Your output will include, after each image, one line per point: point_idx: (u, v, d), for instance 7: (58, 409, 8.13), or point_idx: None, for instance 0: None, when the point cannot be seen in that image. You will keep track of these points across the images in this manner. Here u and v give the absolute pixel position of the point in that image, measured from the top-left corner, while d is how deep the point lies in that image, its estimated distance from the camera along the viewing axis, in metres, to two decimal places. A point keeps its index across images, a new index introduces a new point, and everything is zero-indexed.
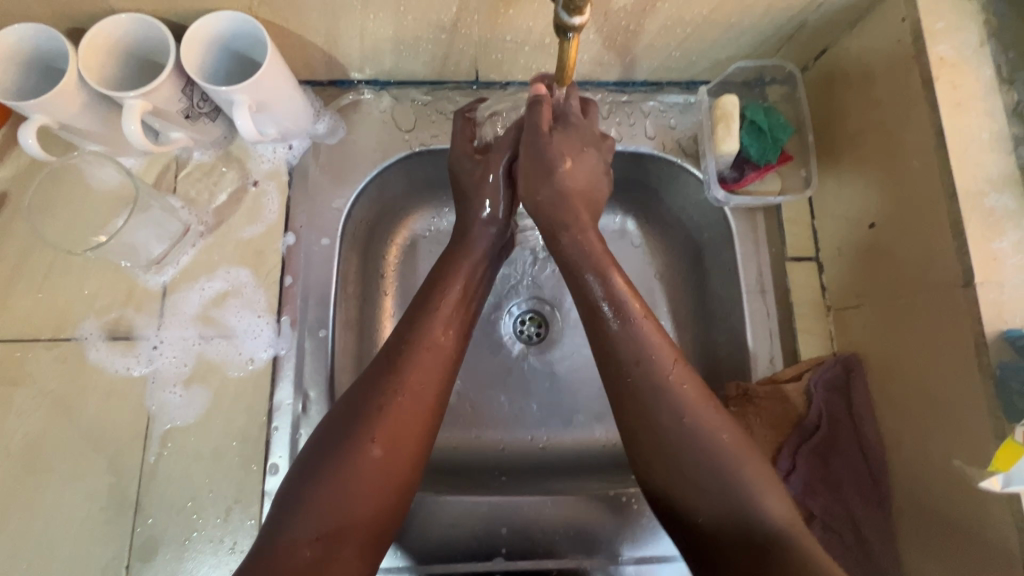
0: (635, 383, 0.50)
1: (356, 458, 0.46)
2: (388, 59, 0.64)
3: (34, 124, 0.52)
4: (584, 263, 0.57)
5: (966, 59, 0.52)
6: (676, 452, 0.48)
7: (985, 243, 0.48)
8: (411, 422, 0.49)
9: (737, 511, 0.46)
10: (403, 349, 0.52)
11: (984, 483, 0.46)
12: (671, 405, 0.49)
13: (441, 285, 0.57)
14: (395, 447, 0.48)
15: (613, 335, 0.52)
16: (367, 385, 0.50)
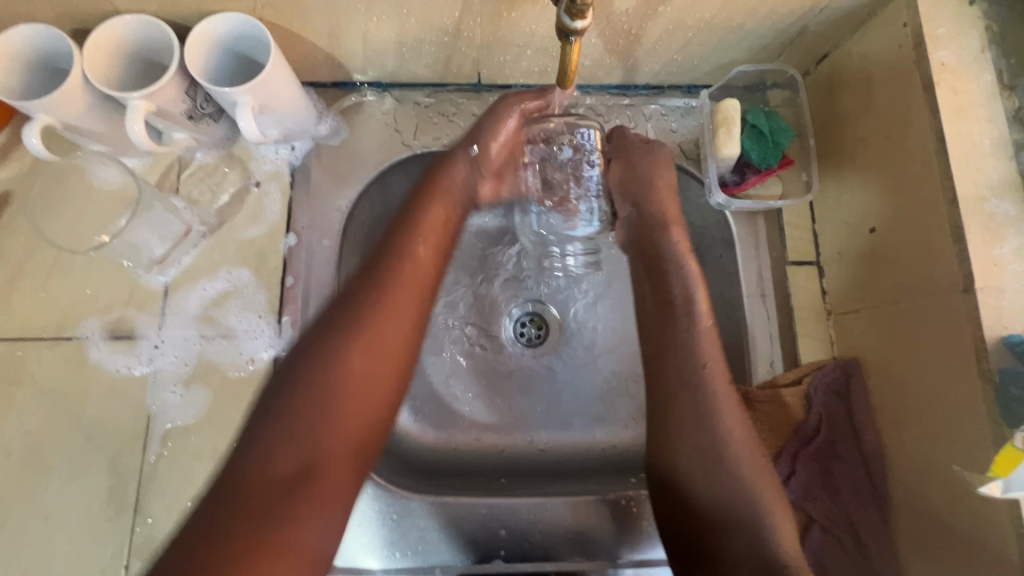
0: (676, 391, 0.55)
1: (338, 355, 0.47)
2: (391, 61, 0.64)
3: (39, 124, 0.52)
4: (669, 256, 0.60)
5: (967, 65, 0.52)
6: (695, 465, 0.52)
7: (985, 248, 0.48)
8: (392, 323, 0.50)
9: (750, 525, 0.50)
10: (380, 267, 0.52)
11: (984, 488, 0.46)
12: (712, 412, 0.53)
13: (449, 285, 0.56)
14: (380, 344, 0.49)
15: (679, 337, 0.56)
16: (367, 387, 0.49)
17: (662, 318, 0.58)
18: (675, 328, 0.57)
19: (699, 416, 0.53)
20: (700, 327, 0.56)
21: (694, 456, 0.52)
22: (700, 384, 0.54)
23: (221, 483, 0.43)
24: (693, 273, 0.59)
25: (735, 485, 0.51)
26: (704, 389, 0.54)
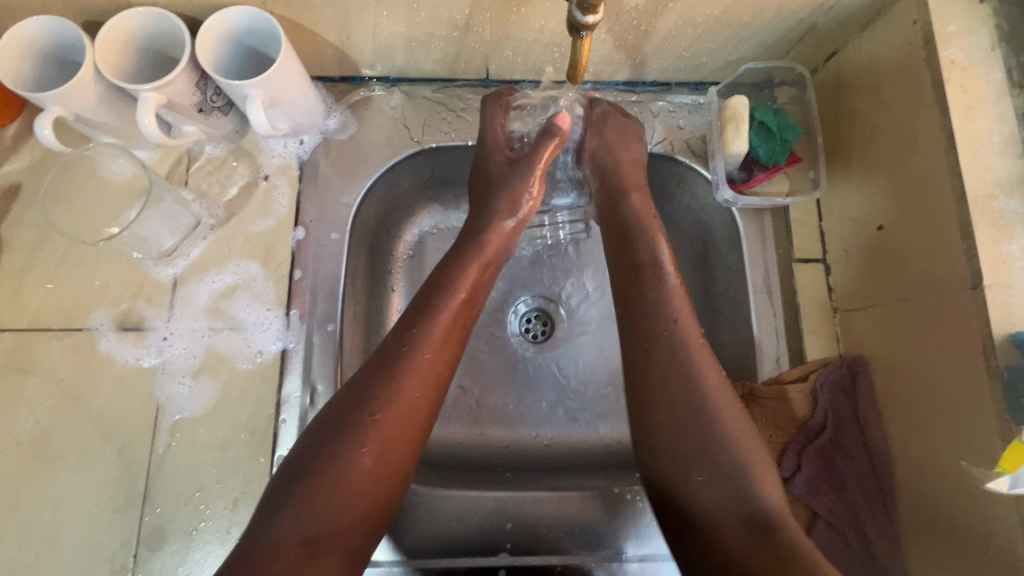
0: (660, 348, 0.53)
1: (348, 461, 0.46)
2: (400, 56, 0.64)
3: (50, 115, 0.52)
4: (621, 250, 0.60)
5: (976, 63, 0.52)
6: (682, 421, 0.50)
7: (994, 245, 0.48)
8: (402, 434, 0.49)
9: (733, 488, 0.47)
10: (393, 354, 0.51)
11: (991, 484, 0.45)
12: (696, 389, 0.51)
13: (446, 285, 0.56)
14: (388, 450, 0.48)
15: (650, 294, 0.56)
16: (359, 390, 0.49)
17: (634, 280, 0.57)
18: (657, 291, 0.56)
19: (681, 369, 0.52)
20: (675, 295, 0.56)
21: (677, 411, 0.51)
22: (684, 343, 0.53)
23: (243, 547, 0.44)
24: (658, 239, 0.59)
25: (719, 442, 0.49)
26: (687, 349, 0.53)
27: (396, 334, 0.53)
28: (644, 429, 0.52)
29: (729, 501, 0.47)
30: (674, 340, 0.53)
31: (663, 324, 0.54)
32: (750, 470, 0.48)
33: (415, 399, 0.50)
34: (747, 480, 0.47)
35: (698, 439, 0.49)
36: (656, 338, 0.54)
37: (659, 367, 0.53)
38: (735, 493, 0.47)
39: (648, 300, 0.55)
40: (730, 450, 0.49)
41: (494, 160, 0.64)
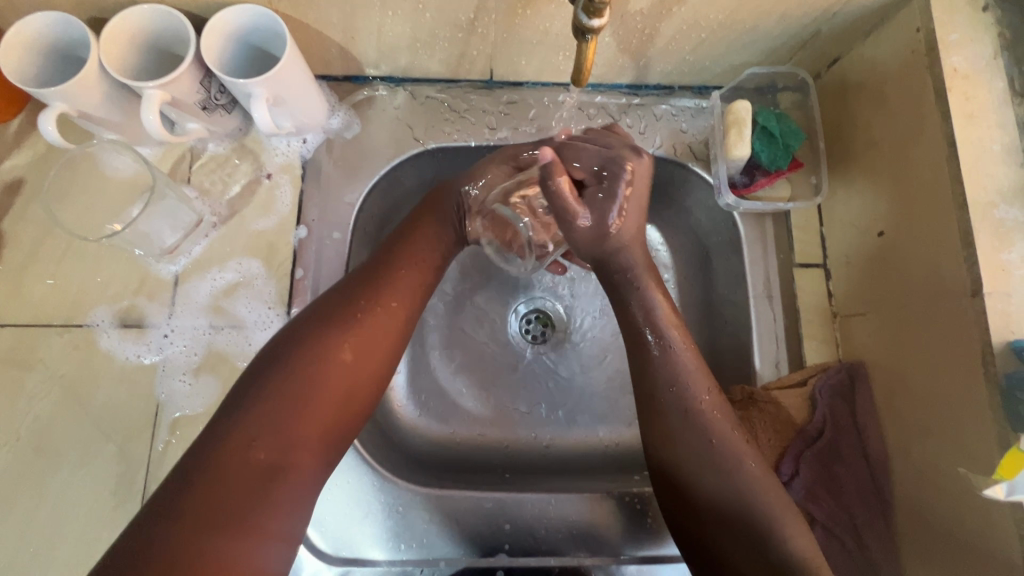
0: (669, 415, 0.50)
1: (325, 356, 0.47)
2: (404, 57, 0.64)
3: (55, 112, 0.52)
4: (626, 279, 0.54)
5: (978, 71, 0.52)
6: (710, 493, 0.47)
7: (994, 253, 0.48)
8: (384, 338, 0.50)
9: (762, 541, 0.45)
10: (373, 271, 0.53)
11: (989, 491, 0.47)
12: (698, 423, 0.49)
13: (424, 221, 0.58)
14: (367, 354, 0.49)
15: (656, 363, 0.51)
16: (338, 305, 0.50)
17: (633, 347, 0.52)
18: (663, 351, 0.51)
19: (698, 435, 0.49)
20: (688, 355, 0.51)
21: (699, 485, 0.48)
22: (696, 411, 0.49)
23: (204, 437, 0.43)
24: (655, 292, 0.53)
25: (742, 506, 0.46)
26: (701, 414, 0.49)
27: (377, 261, 0.54)
28: (666, 489, 0.50)
29: (744, 538, 0.46)
30: (676, 380, 0.50)
31: (668, 366, 0.51)
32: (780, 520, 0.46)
33: (391, 314, 0.51)
34: (760, 509, 0.46)
35: (704, 478, 0.48)
36: (664, 412, 0.50)
37: (659, 408, 0.50)
38: (749, 528, 0.46)
39: (651, 341, 0.52)
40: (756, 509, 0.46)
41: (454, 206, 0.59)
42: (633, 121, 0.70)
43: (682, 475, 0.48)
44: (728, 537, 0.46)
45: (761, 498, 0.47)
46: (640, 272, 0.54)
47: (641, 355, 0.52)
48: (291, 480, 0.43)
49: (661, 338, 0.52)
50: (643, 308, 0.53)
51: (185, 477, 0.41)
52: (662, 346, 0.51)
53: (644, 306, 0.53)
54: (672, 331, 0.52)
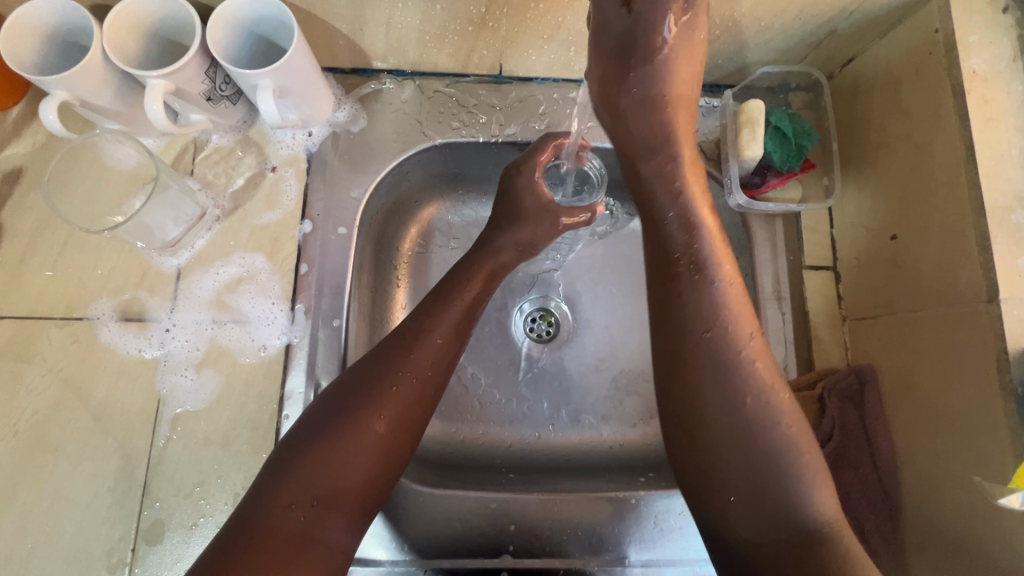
0: (693, 353, 0.46)
1: (360, 427, 0.48)
2: (413, 50, 0.63)
3: (55, 100, 0.51)
4: (660, 191, 0.52)
5: (998, 74, 0.52)
6: (726, 454, 0.44)
7: (1011, 259, 0.48)
8: (414, 404, 0.51)
9: (776, 515, 0.42)
10: (406, 334, 0.53)
11: (1003, 500, 0.45)
12: (737, 371, 0.45)
13: (463, 280, 0.59)
14: (400, 422, 0.50)
15: (696, 292, 0.48)
16: (378, 364, 0.51)
17: (665, 277, 0.49)
18: (701, 286, 0.48)
19: (726, 381, 0.45)
20: (724, 288, 0.48)
21: (715, 420, 0.45)
22: (737, 357, 0.46)
23: (252, 501, 0.46)
24: (688, 199, 0.51)
25: (763, 464, 0.43)
26: (734, 353, 0.46)
27: (415, 318, 0.55)
28: (686, 448, 0.46)
29: (759, 512, 0.42)
30: (711, 322, 0.47)
31: (703, 301, 0.47)
32: (803, 480, 0.43)
33: (425, 377, 0.52)
34: (778, 480, 0.43)
35: (729, 439, 0.44)
36: (688, 348, 0.47)
37: (689, 347, 0.47)
38: (764, 502, 0.43)
39: (689, 269, 0.48)
40: (782, 468, 0.43)
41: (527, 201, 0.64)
42: None
43: (699, 434, 0.45)
44: (735, 489, 0.44)
45: (784, 453, 0.43)
46: (681, 210, 0.51)
47: (674, 287, 0.48)
48: (333, 535, 0.46)
49: (702, 266, 0.49)
50: (684, 230, 0.50)
51: (235, 533, 0.44)
52: (699, 270, 0.48)
53: (685, 227, 0.50)
54: (712, 246, 0.49)
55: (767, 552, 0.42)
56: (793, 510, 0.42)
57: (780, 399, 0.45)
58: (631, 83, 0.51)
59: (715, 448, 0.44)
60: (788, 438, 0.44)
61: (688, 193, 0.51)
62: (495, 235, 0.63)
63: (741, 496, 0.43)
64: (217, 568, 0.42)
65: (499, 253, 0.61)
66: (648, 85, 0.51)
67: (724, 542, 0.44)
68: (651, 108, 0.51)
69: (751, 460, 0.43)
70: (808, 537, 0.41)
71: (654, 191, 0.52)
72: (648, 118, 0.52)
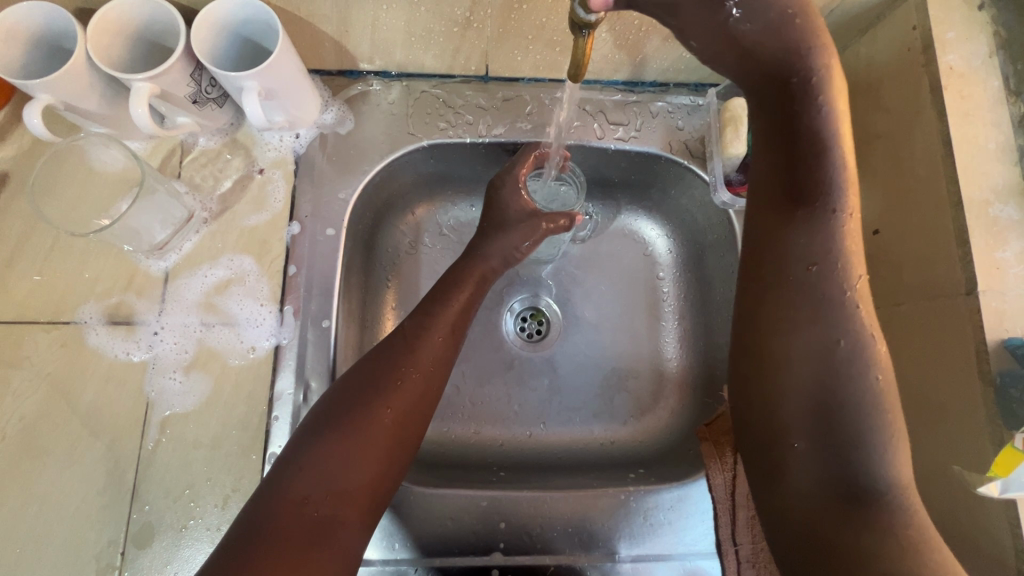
0: (788, 300, 0.45)
1: (368, 421, 0.49)
2: (399, 51, 0.64)
3: (39, 104, 0.51)
4: (805, 112, 0.45)
5: (974, 69, 0.52)
6: (796, 410, 0.44)
7: (988, 252, 0.49)
8: (420, 398, 0.52)
9: (842, 476, 0.42)
10: (408, 330, 0.55)
11: (983, 488, 0.46)
12: (829, 324, 0.44)
13: (456, 281, 0.60)
14: (408, 415, 0.51)
15: (805, 221, 0.45)
16: (381, 362, 0.53)
17: (775, 201, 0.47)
18: (814, 216, 0.45)
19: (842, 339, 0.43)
20: (844, 220, 0.45)
21: (795, 366, 0.44)
22: (834, 301, 0.44)
23: (263, 498, 0.46)
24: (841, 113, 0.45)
25: (856, 424, 0.42)
26: (840, 292, 0.44)
27: (414, 317, 0.56)
28: (756, 386, 0.46)
29: (826, 471, 0.43)
30: (819, 260, 0.45)
31: (817, 241, 0.45)
32: (880, 442, 0.42)
33: (430, 370, 0.54)
34: (858, 443, 0.42)
35: (811, 388, 0.44)
36: (785, 283, 0.46)
37: (786, 285, 0.46)
38: (837, 465, 0.42)
39: (799, 201, 0.46)
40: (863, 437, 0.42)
41: (511, 210, 0.65)
42: (629, 119, 0.70)
43: (768, 378, 0.46)
44: (804, 446, 0.44)
45: (874, 412, 0.42)
46: (832, 125, 0.45)
47: (782, 216, 0.47)
48: (347, 528, 0.47)
49: (822, 195, 0.45)
50: (818, 150, 0.45)
51: (250, 529, 0.45)
52: (819, 202, 0.45)
53: (817, 150, 0.45)
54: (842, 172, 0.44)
55: (818, 515, 0.42)
56: (852, 475, 0.42)
57: (880, 355, 0.43)
58: (731, 26, 0.44)
59: (795, 398, 0.44)
60: (878, 396, 0.42)
61: (831, 108, 0.45)
62: (481, 242, 0.64)
63: (805, 451, 0.43)
64: (231, 567, 0.43)
65: (485, 259, 0.62)
66: (771, 1, 0.43)
67: (789, 508, 0.44)
68: (789, 29, 0.44)
69: (839, 420, 0.42)
70: (862, 501, 0.41)
71: (788, 104, 0.45)
72: (784, 31, 0.43)
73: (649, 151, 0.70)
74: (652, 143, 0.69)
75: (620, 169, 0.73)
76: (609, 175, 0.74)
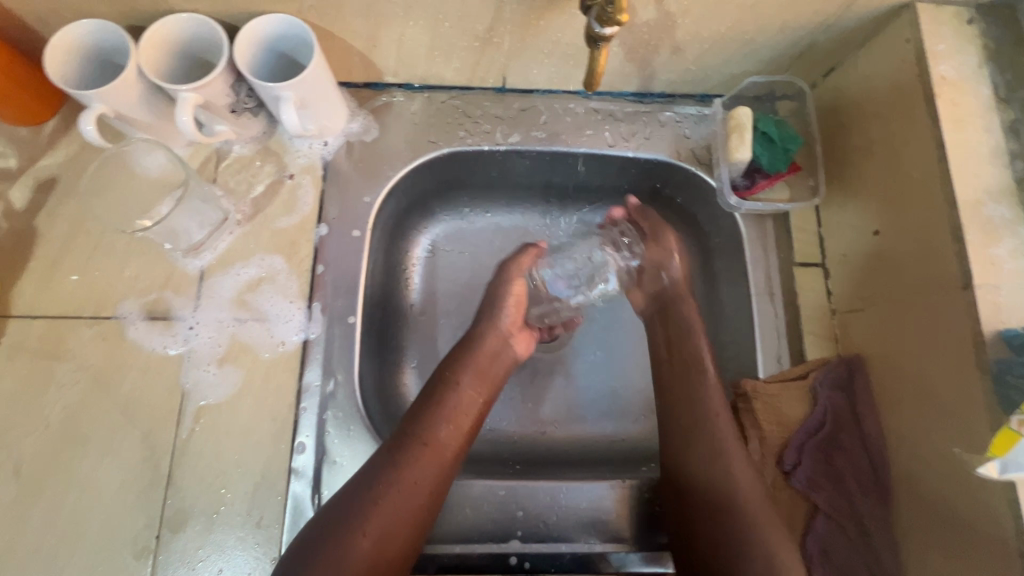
0: (700, 432, 0.60)
1: (346, 542, 0.50)
2: (422, 64, 0.68)
3: (94, 112, 0.55)
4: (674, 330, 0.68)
5: (965, 79, 0.56)
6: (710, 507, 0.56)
7: (983, 248, 0.51)
8: (407, 517, 0.53)
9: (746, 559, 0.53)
10: (404, 444, 0.56)
11: (982, 469, 0.48)
12: (721, 452, 0.58)
13: (450, 381, 0.62)
14: (388, 539, 0.51)
15: (691, 386, 0.63)
16: (368, 479, 0.54)
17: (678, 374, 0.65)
18: (699, 380, 0.64)
19: (719, 455, 0.58)
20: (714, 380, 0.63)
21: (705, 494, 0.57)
22: (719, 418, 0.60)
23: None
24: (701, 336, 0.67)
25: (726, 493, 0.56)
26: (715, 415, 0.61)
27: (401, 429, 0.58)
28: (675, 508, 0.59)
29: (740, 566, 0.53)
30: (713, 409, 0.61)
31: (705, 393, 0.62)
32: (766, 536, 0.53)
33: (417, 485, 0.54)
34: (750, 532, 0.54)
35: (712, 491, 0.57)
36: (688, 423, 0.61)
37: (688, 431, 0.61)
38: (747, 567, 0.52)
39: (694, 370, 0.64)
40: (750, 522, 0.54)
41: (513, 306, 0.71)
42: (638, 128, 0.73)
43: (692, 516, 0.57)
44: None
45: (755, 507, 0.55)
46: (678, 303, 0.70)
47: (678, 384, 0.64)
48: None
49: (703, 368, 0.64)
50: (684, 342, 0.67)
51: None
52: (703, 379, 0.64)
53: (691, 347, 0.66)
54: (712, 366, 0.65)
55: None
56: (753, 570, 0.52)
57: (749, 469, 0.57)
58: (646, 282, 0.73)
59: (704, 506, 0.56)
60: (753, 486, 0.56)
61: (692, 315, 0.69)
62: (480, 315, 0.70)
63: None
64: None
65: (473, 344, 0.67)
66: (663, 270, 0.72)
67: None
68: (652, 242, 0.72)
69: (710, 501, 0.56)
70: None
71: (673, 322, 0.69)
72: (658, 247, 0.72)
73: (658, 158, 0.73)
74: (660, 150, 0.73)
75: (628, 176, 0.77)
76: (618, 183, 0.78)
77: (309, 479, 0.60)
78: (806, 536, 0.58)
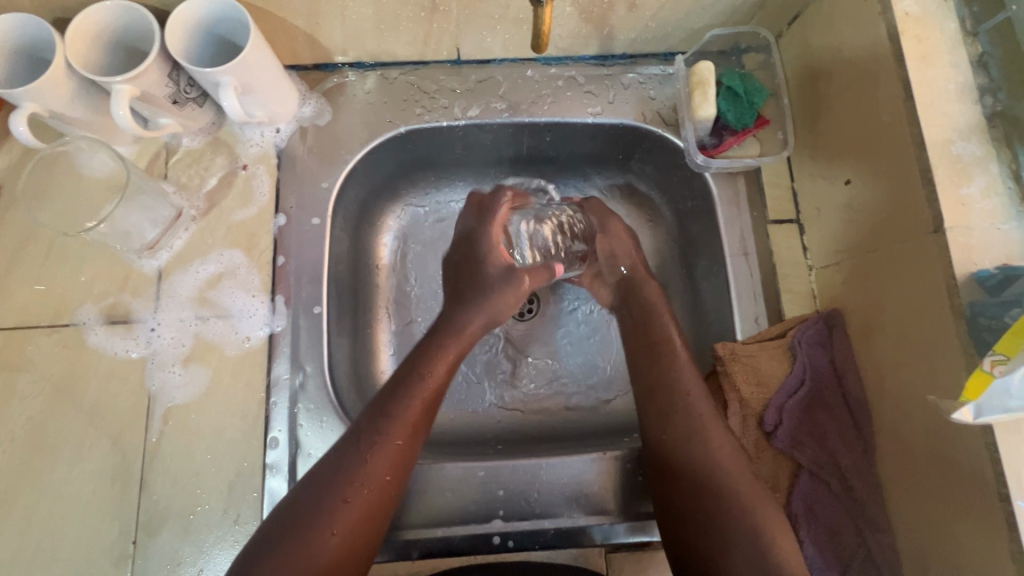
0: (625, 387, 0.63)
1: (314, 536, 0.49)
2: (369, 40, 0.65)
3: (25, 112, 0.52)
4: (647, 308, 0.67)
5: (930, 14, 0.53)
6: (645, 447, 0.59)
7: (954, 189, 0.50)
8: (371, 506, 0.51)
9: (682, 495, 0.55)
10: (367, 435, 0.53)
11: (957, 416, 0.46)
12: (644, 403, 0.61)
13: (419, 365, 0.58)
14: (355, 531, 0.50)
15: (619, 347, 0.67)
16: (331, 471, 0.51)
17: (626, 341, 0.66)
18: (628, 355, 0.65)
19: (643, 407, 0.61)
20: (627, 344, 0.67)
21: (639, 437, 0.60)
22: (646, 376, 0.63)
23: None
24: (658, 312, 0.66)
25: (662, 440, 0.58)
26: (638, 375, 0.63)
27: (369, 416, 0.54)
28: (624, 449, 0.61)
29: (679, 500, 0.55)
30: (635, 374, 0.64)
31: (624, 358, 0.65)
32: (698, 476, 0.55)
33: (385, 478, 0.52)
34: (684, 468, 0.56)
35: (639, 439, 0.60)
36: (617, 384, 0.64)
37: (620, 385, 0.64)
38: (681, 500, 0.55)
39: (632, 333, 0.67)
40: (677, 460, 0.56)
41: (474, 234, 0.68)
42: (601, 92, 0.71)
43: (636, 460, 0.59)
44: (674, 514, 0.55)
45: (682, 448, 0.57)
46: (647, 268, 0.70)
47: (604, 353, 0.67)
48: None
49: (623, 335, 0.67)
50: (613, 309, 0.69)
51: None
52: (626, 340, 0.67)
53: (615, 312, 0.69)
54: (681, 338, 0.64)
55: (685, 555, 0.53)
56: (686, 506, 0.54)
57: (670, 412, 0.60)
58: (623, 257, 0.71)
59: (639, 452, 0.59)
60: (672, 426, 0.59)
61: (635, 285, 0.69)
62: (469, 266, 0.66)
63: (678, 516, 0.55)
64: None
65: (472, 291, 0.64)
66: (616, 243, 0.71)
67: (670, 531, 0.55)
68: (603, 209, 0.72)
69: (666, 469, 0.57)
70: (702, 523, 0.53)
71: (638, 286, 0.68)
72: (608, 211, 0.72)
73: (623, 122, 0.71)
74: (624, 114, 0.70)
75: (594, 144, 0.74)
76: (586, 153, 0.76)
77: (285, 473, 0.59)
78: (790, 495, 0.58)
